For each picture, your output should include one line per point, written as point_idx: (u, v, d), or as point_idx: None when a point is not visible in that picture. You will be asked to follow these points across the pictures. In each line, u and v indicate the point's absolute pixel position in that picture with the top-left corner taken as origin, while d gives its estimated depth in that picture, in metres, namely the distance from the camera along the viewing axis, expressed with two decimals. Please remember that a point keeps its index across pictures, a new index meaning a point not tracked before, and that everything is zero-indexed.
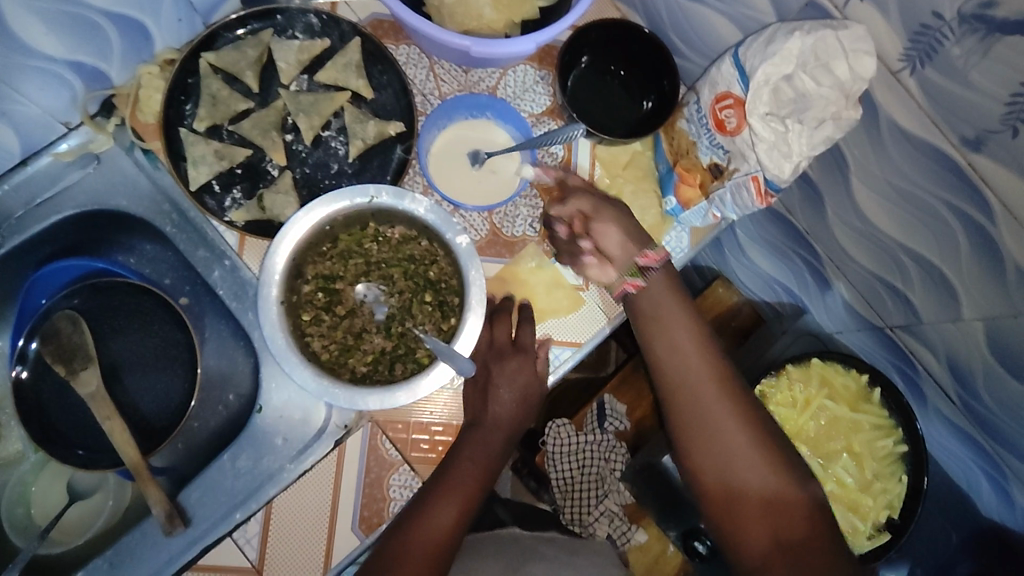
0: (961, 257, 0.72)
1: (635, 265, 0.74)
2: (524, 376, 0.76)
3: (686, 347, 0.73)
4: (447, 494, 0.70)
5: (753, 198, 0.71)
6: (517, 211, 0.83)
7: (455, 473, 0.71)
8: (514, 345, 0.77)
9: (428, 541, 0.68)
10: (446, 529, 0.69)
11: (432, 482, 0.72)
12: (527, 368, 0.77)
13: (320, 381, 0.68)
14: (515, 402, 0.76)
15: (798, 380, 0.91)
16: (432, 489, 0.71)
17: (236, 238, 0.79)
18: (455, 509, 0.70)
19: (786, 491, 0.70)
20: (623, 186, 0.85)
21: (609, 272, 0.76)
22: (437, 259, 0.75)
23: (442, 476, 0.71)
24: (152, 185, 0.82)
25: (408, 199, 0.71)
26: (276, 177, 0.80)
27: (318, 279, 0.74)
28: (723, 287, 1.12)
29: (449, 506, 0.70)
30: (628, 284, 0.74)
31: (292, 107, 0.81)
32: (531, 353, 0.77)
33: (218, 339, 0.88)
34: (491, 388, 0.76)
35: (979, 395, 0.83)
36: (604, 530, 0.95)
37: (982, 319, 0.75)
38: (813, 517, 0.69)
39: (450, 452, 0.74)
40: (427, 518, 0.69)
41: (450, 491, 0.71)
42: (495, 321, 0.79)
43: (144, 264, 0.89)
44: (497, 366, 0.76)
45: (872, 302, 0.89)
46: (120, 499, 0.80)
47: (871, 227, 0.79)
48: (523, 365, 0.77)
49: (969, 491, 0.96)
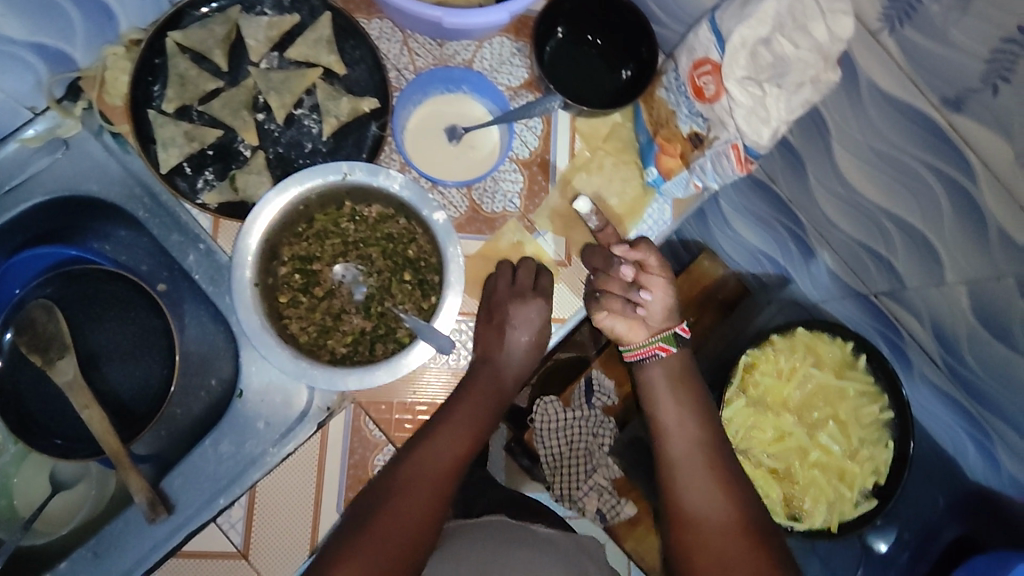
0: (944, 220, 0.72)
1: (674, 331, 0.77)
2: (537, 320, 0.76)
3: (684, 421, 0.75)
4: (450, 429, 0.69)
5: (733, 166, 0.71)
6: (496, 186, 0.82)
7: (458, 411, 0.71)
8: (530, 288, 0.77)
9: (432, 475, 0.66)
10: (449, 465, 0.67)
11: (437, 419, 0.71)
12: (540, 312, 0.77)
13: (298, 363, 0.67)
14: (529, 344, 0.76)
15: (783, 351, 0.91)
16: (436, 425, 0.70)
17: (210, 221, 0.78)
18: (460, 444, 0.69)
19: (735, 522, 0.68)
20: (604, 160, 0.84)
21: (639, 331, 0.77)
22: (416, 236, 0.73)
23: (445, 415, 0.71)
24: (123, 169, 0.80)
25: (383, 174, 0.70)
26: (249, 158, 0.78)
27: (294, 260, 0.72)
28: (708, 260, 1.03)
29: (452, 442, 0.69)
30: (660, 346, 0.77)
31: (262, 85, 0.79)
32: (545, 295, 0.78)
33: (198, 324, 0.87)
34: (507, 329, 0.76)
35: (964, 358, 0.84)
36: (594, 504, 0.96)
37: (965, 283, 0.76)
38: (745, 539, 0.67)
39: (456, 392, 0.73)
40: (431, 452, 0.67)
41: (454, 426, 0.70)
42: (518, 265, 0.79)
43: (120, 251, 0.87)
44: (511, 308, 0.76)
45: (856, 269, 0.90)
46: (103, 489, 0.79)
47: (853, 193, 0.79)
48: (538, 309, 0.76)
49: (955, 455, 0.97)
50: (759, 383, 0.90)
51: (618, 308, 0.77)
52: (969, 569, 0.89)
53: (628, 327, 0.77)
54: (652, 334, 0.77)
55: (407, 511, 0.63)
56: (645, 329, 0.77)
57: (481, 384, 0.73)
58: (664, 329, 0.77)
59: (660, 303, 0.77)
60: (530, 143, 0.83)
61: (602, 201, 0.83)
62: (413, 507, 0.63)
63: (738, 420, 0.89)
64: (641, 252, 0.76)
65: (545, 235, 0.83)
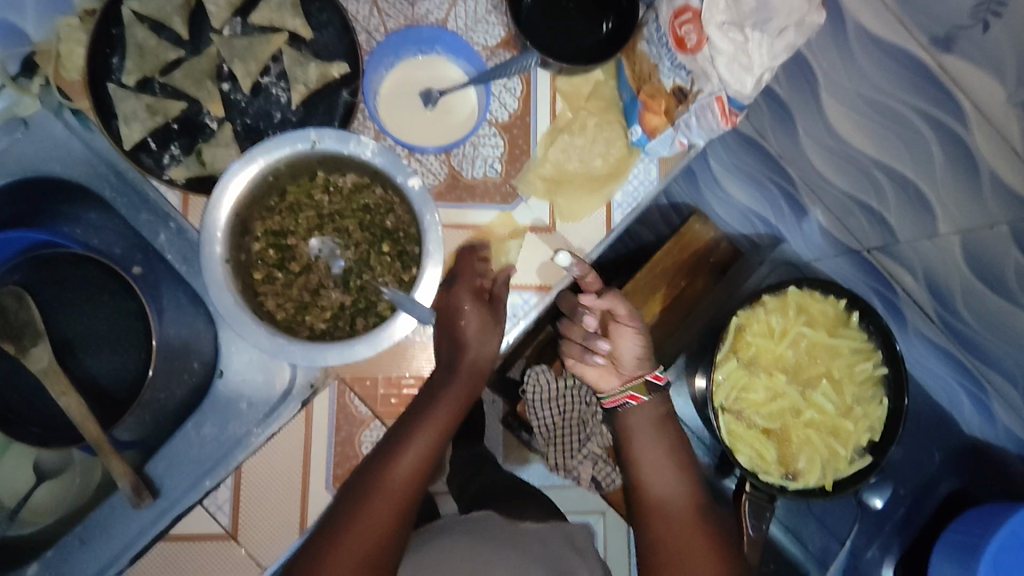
0: (936, 170, 0.70)
1: (645, 379, 0.79)
2: (474, 304, 0.71)
3: (665, 455, 0.79)
4: (412, 436, 0.68)
5: (719, 119, 0.69)
6: (475, 151, 0.79)
7: (425, 413, 0.69)
8: (468, 274, 0.74)
9: (392, 490, 0.66)
10: (409, 478, 0.66)
11: (402, 422, 0.69)
12: (469, 293, 0.72)
13: (275, 339, 0.65)
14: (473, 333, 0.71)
15: (775, 311, 0.90)
16: (398, 431, 0.68)
17: (179, 198, 0.74)
18: (422, 449, 0.68)
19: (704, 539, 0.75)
20: (587, 120, 0.80)
21: (610, 378, 0.81)
22: (394, 206, 0.71)
23: (409, 418, 0.69)
24: (86, 148, 0.75)
25: (353, 141, 0.67)
26: (215, 130, 0.75)
27: (267, 236, 0.70)
28: (699, 223, 1.02)
29: (415, 448, 0.67)
30: (628, 396, 0.79)
31: (226, 53, 0.75)
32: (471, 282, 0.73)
33: (176, 307, 0.84)
34: (449, 318, 0.71)
35: (958, 312, 0.83)
36: (589, 472, 0.99)
37: (958, 234, 0.74)
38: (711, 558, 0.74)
39: (423, 390, 0.71)
40: (391, 464, 0.66)
41: (416, 432, 0.68)
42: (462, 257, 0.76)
43: (91, 234, 0.84)
44: (450, 297, 0.72)
45: (848, 225, 0.88)
46: (88, 477, 0.78)
47: (843, 145, 0.78)
48: (468, 293, 0.72)
49: (951, 409, 0.97)
50: (750, 345, 0.89)
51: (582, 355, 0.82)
52: (965, 522, 0.89)
53: (600, 373, 0.82)
54: (622, 382, 0.80)
55: (364, 534, 0.63)
56: (615, 376, 0.81)
57: (444, 382, 0.70)
58: (634, 377, 0.80)
59: (630, 349, 0.79)
60: (510, 105, 0.80)
61: (585, 162, 0.80)
62: (369, 525, 0.64)
63: (731, 382, 0.88)
64: (608, 301, 0.77)
65: (529, 200, 0.80)
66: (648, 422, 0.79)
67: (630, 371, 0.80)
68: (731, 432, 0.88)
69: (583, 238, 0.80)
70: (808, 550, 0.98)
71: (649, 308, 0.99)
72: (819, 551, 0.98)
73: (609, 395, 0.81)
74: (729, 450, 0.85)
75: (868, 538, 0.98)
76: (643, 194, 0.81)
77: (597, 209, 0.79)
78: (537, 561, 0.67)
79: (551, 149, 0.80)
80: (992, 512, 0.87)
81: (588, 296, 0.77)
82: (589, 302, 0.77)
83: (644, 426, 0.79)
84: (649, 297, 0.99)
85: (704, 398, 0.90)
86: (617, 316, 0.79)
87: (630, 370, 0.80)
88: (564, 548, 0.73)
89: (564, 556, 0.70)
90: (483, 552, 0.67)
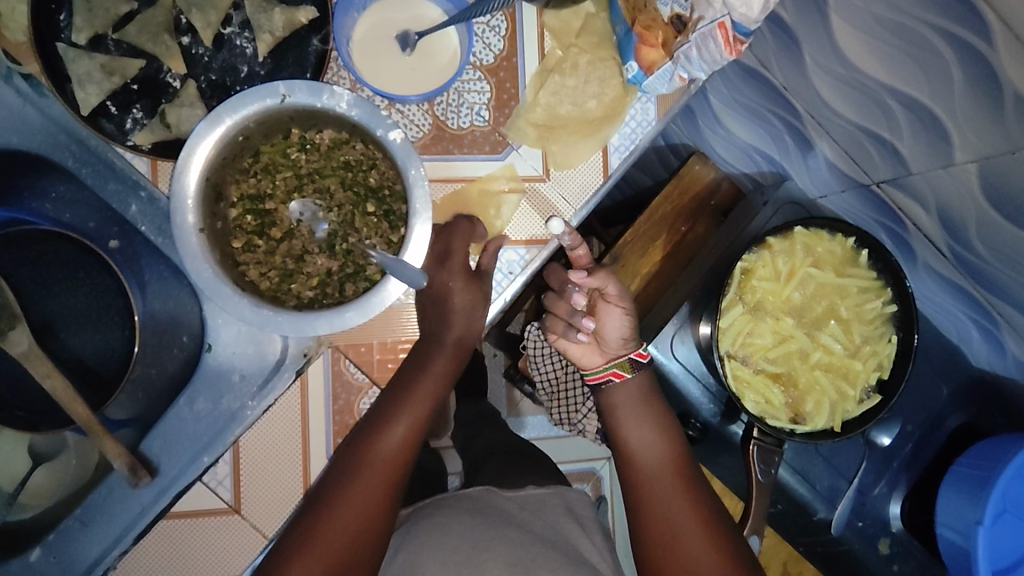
0: (955, 93, 0.66)
1: (628, 358, 0.76)
2: (466, 284, 0.68)
3: (653, 431, 0.74)
4: (399, 410, 0.66)
5: (721, 49, 0.64)
6: (460, 98, 0.74)
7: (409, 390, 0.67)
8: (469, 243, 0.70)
9: (381, 467, 0.63)
10: (398, 455, 0.65)
11: (385, 399, 0.67)
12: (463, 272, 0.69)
13: (260, 311, 0.62)
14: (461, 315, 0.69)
15: (782, 253, 0.86)
16: (383, 407, 0.66)
17: (147, 164, 0.69)
18: (409, 423, 0.66)
19: (701, 514, 0.68)
20: (579, 58, 0.75)
21: (594, 356, 0.79)
22: (377, 162, 0.66)
23: (394, 394, 0.67)
24: (43, 116, 0.69)
25: (326, 93, 0.62)
26: (178, 89, 0.70)
27: (244, 201, 0.66)
28: (698, 164, 1.06)
29: (403, 421, 0.66)
30: (613, 373, 0.76)
31: (182, 2, 0.70)
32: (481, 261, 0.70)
33: (159, 279, 0.81)
34: (438, 300, 0.68)
35: (971, 245, 0.80)
36: (593, 429, 0.99)
37: (976, 161, 0.70)
38: (711, 533, 0.66)
39: (404, 364, 0.69)
40: (379, 441, 0.64)
41: (402, 406, 0.66)
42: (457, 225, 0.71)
43: (62, 208, 0.79)
44: (439, 276, 0.68)
45: (858, 158, 0.84)
46: (84, 457, 0.76)
47: (855, 73, 0.73)
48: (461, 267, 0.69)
49: (959, 344, 0.96)
50: (756, 289, 0.86)
51: (564, 331, 0.80)
52: (973, 454, 0.89)
53: (584, 350, 0.80)
54: (607, 360, 0.77)
55: (351, 514, 0.60)
56: (599, 353, 0.79)
57: (428, 358, 0.69)
58: (619, 356, 0.77)
59: (615, 327, 0.77)
60: (495, 46, 0.75)
61: (578, 105, 0.75)
62: (359, 504, 0.61)
63: (737, 329, 0.86)
64: (599, 280, 0.75)
65: (519, 148, 0.75)
66: (633, 398, 0.76)
67: (616, 348, 0.77)
68: (737, 379, 0.85)
69: (580, 186, 0.75)
70: (816, 490, 0.94)
71: (649, 258, 1.04)
72: (827, 490, 0.94)
73: (593, 371, 0.78)
74: (735, 396, 0.83)
75: (876, 476, 0.95)
76: (642, 136, 0.76)
77: (593, 153, 0.75)
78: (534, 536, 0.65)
79: (541, 93, 0.75)
80: (1002, 446, 0.86)
81: (579, 274, 0.75)
82: (578, 280, 0.75)
83: (626, 395, 0.76)
84: (648, 245, 1.04)
85: (709, 344, 0.87)
86: (606, 295, 0.76)
87: (615, 347, 0.77)
88: (562, 515, 0.72)
89: (562, 529, 0.68)
90: (481, 533, 0.63)
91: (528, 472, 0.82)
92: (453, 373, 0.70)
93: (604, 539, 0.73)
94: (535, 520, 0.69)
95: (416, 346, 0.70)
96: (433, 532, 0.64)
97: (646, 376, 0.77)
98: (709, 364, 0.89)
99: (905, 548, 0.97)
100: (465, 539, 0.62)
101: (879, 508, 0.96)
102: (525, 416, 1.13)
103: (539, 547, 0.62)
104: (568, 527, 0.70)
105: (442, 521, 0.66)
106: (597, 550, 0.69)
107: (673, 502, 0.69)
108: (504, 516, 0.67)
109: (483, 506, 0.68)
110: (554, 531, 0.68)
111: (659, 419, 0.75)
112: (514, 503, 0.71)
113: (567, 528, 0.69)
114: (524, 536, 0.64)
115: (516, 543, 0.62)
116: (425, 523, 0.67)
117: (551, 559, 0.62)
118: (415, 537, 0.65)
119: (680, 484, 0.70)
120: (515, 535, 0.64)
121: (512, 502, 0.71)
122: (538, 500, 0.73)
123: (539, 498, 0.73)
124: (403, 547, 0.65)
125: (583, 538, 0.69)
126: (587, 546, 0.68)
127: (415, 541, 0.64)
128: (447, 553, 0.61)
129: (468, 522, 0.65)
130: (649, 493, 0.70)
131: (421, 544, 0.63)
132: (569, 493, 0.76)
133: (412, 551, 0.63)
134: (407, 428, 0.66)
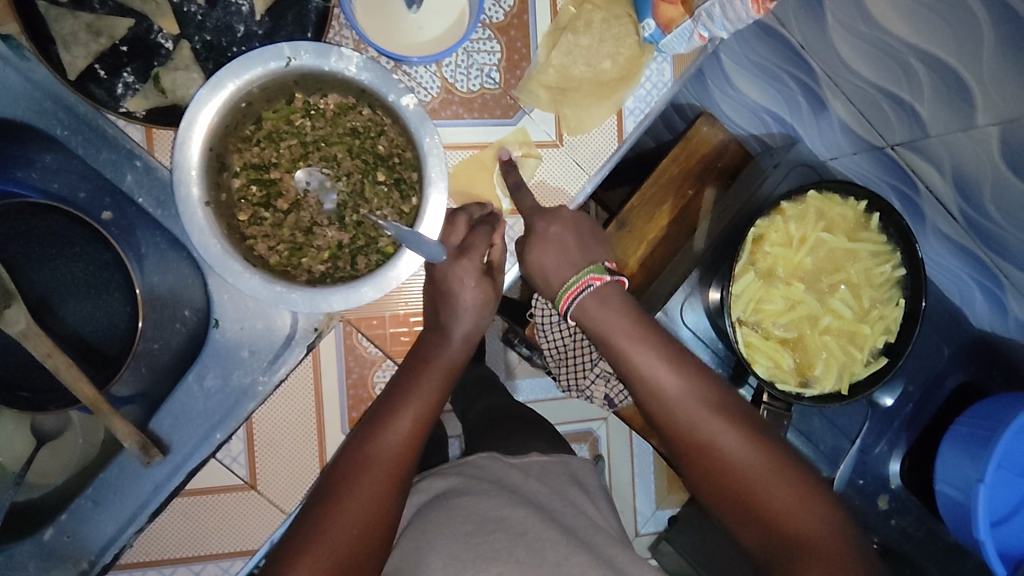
0: (983, 50, 0.65)
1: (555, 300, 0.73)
2: (477, 280, 0.66)
3: (662, 365, 0.69)
4: (403, 405, 0.65)
5: (749, 7, 0.60)
6: (469, 60, 0.71)
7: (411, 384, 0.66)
8: (460, 224, 0.67)
9: (381, 466, 0.62)
10: (402, 451, 0.63)
11: (387, 397, 0.66)
12: (475, 272, 0.66)
13: (272, 287, 0.59)
14: (470, 313, 0.67)
15: (794, 218, 0.85)
16: (388, 403, 0.66)
17: (142, 132, 0.66)
18: (414, 417, 0.65)
19: (738, 446, 0.66)
20: (592, 16, 0.71)
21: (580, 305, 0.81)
22: (385, 127, 0.64)
23: (399, 387, 0.66)
24: (25, 80, 0.64)
25: (334, 55, 0.59)
26: (172, 50, 0.66)
27: (247, 170, 0.64)
28: (705, 126, 1.01)
29: (407, 416, 0.65)
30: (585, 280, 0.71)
31: None
32: (479, 249, 0.66)
33: (156, 252, 0.78)
34: (445, 297, 0.67)
35: (983, 207, 0.79)
36: (602, 391, 0.98)
37: (998, 124, 0.69)
38: (756, 456, 0.66)
39: (409, 361, 0.69)
40: (382, 435, 0.63)
41: (405, 403, 0.65)
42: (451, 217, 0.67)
43: (50, 179, 0.75)
44: (447, 272, 0.65)
45: (872, 119, 0.83)
46: (92, 438, 0.75)
47: (877, 31, 0.73)
48: (470, 270, 0.66)
49: (963, 307, 0.96)
50: (769, 254, 0.85)
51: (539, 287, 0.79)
52: (972, 414, 0.90)
53: None
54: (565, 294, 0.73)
55: (354, 510, 0.59)
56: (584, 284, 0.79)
57: (434, 352, 0.68)
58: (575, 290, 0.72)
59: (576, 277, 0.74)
60: (505, 3, 0.71)
61: (593, 66, 0.71)
62: (361, 498, 0.60)
63: (749, 294, 0.85)
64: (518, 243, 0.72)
65: (531, 112, 0.72)
66: (619, 322, 0.69)
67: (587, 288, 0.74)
68: (748, 345, 0.85)
69: (594, 150, 0.73)
70: (819, 450, 0.95)
71: (655, 223, 1.01)
72: (830, 450, 0.96)
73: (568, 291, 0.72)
74: (746, 361, 0.83)
75: (876, 436, 0.96)
76: (658, 98, 0.74)
77: (608, 117, 0.72)
78: (542, 508, 0.65)
79: (554, 52, 0.71)
80: (1003, 405, 0.87)
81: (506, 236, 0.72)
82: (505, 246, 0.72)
83: (615, 320, 0.69)
84: (656, 210, 1.01)
85: (719, 308, 0.87)
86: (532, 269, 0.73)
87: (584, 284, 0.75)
88: (568, 481, 0.72)
89: (570, 496, 0.69)
90: (490, 505, 0.63)
91: (530, 436, 0.83)
92: (457, 371, 0.69)
93: (607, 503, 0.75)
94: (541, 487, 0.69)
95: (420, 342, 0.69)
96: (443, 507, 0.65)
97: (601, 288, 0.70)
98: (717, 329, 0.90)
99: (903, 504, 0.97)
100: (474, 511, 0.63)
101: (880, 466, 0.97)
102: (519, 379, 1.17)
103: (546, 515, 0.63)
104: (573, 493, 0.70)
105: (450, 497, 0.66)
106: (600, 514, 0.70)
107: (712, 439, 0.67)
108: (508, 487, 0.68)
109: (490, 477, 0.69)
110: (560, 498, 0.69)
111: (675, 362, 0.69)
112: (519, 470, 0.71)
113: (573, 493, 0.70)
114: (529, 502, 0.65)
115: (522, 508, 0.63)
116: (432, 503, 0.68)
117: (559, 523, 0.62)
118: (427, 514, 0.66)
119: (713, 420, 0.67)
120: (524, 503, 0.64)
121: (518, 469, 0.71)
122: (543, 466, 0.73)
123: (542, 464, 0.73)
124: (414, 523, 0.66)
125: (588, 503, 0.70)
126: (592, 511, 0.69)
127: (422, 521, 0.65)
128: (455, 526, 0.61)
129: (475, 494, 0.65)
130: (678, 425, 0.68)
131: (429, 522, 0.64)
132: (572, 460, 0.76)
133: (420, 527, 0.64)
134: (412, 421, 0.65)
